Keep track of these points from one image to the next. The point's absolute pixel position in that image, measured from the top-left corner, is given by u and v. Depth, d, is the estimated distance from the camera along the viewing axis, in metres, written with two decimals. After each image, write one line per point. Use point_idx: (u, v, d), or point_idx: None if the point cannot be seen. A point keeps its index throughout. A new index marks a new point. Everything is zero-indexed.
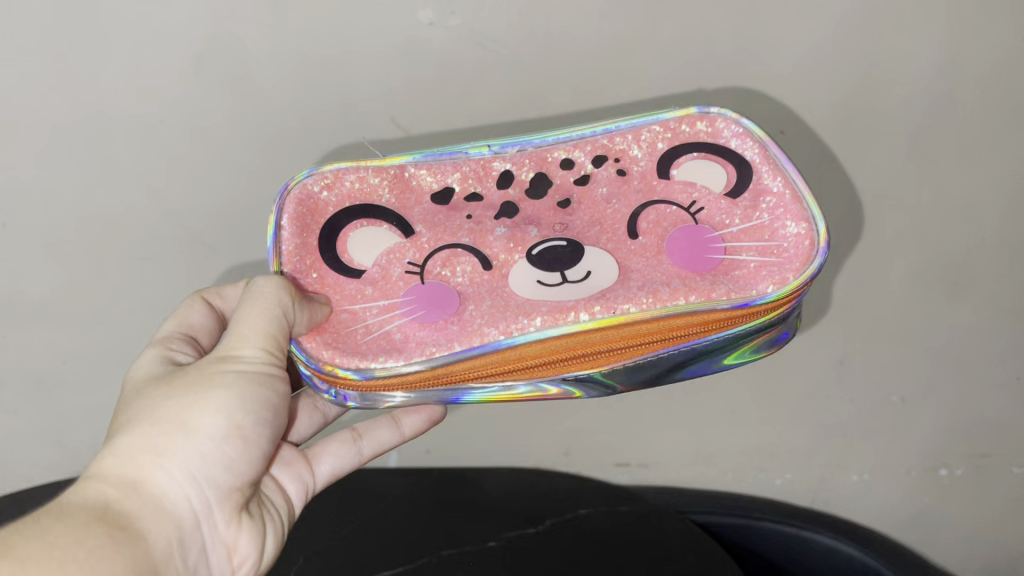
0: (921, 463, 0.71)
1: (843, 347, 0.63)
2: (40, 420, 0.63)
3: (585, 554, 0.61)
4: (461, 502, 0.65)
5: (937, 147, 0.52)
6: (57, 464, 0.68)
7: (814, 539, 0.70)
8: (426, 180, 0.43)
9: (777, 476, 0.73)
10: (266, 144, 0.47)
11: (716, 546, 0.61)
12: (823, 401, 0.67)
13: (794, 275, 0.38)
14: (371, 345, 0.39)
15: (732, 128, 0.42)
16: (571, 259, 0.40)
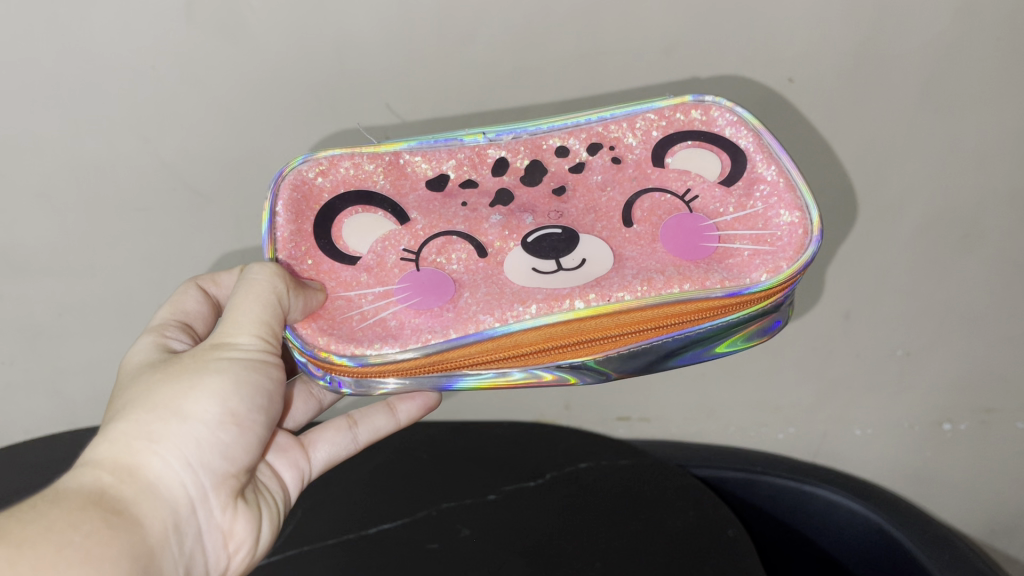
0: (924, 418, 0.72)
1: (846, 299, 0.63)
2: (37, 370, 0.64)
3: (586, 504, 0.59)
4: (461, 455, 0.65)
5: (951, 95, 0.50)
6: (56, 410, 0.68)
7: (815, 494, 0.66)
8: (421, 167, 0.43)
9: (780, 431, 0.74)
10: (260, 88, 0.45)
11: (715, 497, 0.59)
12: (827, 354, 0.67)
13: (787, 264, 0.38)
14: (366, 332, 0.39)
15: (726, 116, 0.42)
16: (565, 247, 0.40)
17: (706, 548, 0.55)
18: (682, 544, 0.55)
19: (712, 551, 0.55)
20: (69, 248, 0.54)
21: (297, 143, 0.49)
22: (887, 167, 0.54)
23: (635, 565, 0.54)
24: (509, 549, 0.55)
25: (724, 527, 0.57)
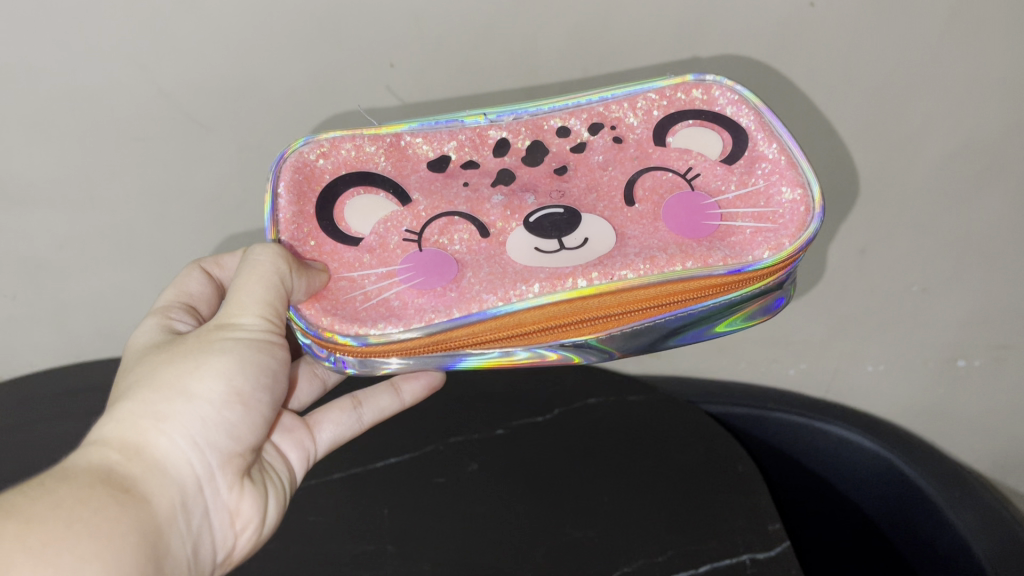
0: (939, 355, 0.71)
1: (863, 234, 0.61)
2: (40, 302, 0.64)
3: (595, 441, 0.59)
4: (466, 388, 0.64)
5: (980, 19, 0.47)
6: (62, 341, 0.69)
7: (825, 429, 0.68)
8: (422, 148, 0.43)
9: (791, 367, 0.73)
10: (253, 9, 0.43)
11: (723, 431, 0.60)
12: (841, 287, 0.65)
13: (789, 241, 0.38)
14: (370, 311, 0.39)
15: (726, 95, 0.41)
16: (568, 226, 0.40)
17: (716, 480, 0.56)
18: (689, 476, 0.56)
19: (722, 482, 0.56)
20: (69, 179, 0.53)
21: (294, 67, 0.47)
22: (909, 99, 0.51)
23: (642, 498, 0.54)
24: (518, 483, 0.56)
25: (734, 464, 0.57)
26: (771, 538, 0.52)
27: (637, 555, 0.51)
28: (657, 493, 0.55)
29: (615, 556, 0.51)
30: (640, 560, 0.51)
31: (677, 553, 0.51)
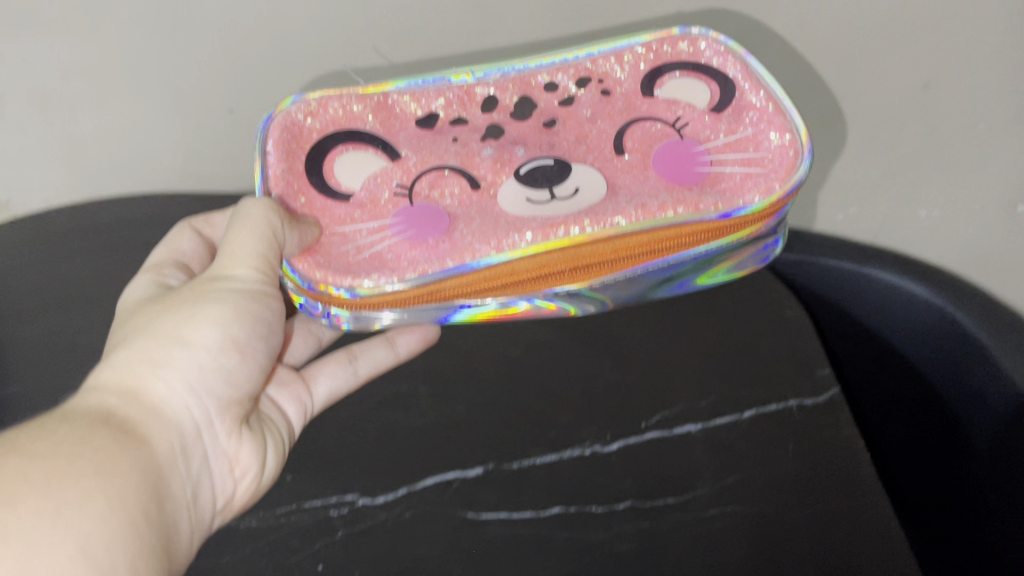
0: (997, 198, 0.60)
1: (931, 63, 0.53)
2: (49, 138, 0.56)
3: None
4: None
5: None
6: (72, 188, 0.61)
7: (875, 276, 0.57)
8: (410, 107, 0.44)
9: (839, 210, 0.63)
10: None
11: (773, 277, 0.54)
12: (899, 126, 0.57)
13: (780, 183, 0.39)
14: (363, 263, 0.39)
15: (713, 48, 0.43)
16: (559, 177, 0.40)
17: (764, 323, 0.50)
18: (736, 320, 0.51)
19: (777, 327, 0.50)
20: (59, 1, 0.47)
21: None
22: None
23: (686, 340, 0.50)
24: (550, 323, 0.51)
25: (783, 306, 0.51)
26: (820, 382, 0.46)
27: (678, 399, 0.46)
28: (701, 340, 0.49)
29: (654, 400, 0.46)
30: (680, 405, 0.45)
31: (720, 397, 0.46)
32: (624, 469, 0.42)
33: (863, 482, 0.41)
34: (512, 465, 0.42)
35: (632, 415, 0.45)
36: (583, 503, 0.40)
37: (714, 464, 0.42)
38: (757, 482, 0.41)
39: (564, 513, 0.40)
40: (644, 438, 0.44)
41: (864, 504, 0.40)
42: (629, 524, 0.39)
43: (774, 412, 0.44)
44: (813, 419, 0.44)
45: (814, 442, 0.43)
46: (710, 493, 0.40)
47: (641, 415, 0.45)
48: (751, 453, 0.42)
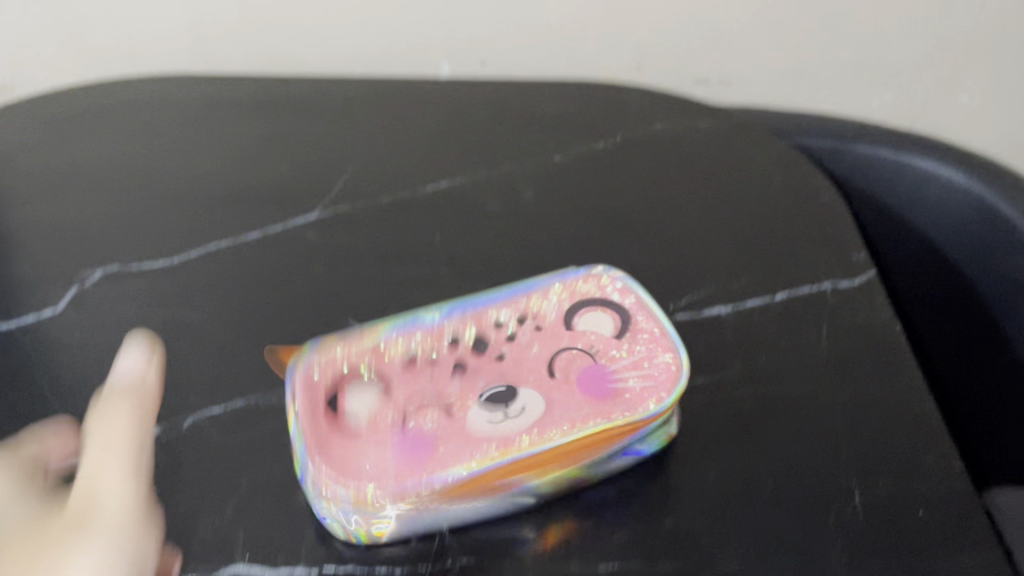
0: None
1: None
2: (141, 303, 0.73)
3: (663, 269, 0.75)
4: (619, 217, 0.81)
5: None
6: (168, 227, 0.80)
7: (909, 163, 0.91)
8: (394, 349, 0.59)
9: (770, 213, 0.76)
10: None
11: (811, 332, 0.68)
12: None
13: (667, 394, 0.55)
14: (372, 477, 0.52)
15: (611, 287, 0.62)
16: (511, 398, 0.55)
17: (779, 338, 0.68)
18: (767, 327, 0.69)
19: (822, 412, 0.62)
20: None
21: None
22: None
23: (745, 351, 0.66)
24: None
25: (808, 326, 0.69)
26: (818, 379, 0.64)
27: (711, 402, 0.63)
28: (722, 407, 0.62)
29: (698, 468, 0.59)
30: (721, 405, 0.62)
31: (733, 404, 0.63)
32: (669, 527, 0.56)
33: (832, 548, 0.54)
34: (653, 478, 0.58)
35: (654, 487, 0.58)
36: (655, 507, 0.57)
37: (747, 455, 0.59)
38: (760, 540, 0.55)
39: (582, 570, 0.54)
40: (733, 427, 0.61)
41: (827, 568, 0.53)
42: (648, 571, 0.53)
43: (794, 486, 0.57)
44: (830, 497, 0.57)
45: (820, 514, 0.56)
46: (723, 551, 0.54)
47: (707, 417, 0.62)
48: (752, 515, 0.56)
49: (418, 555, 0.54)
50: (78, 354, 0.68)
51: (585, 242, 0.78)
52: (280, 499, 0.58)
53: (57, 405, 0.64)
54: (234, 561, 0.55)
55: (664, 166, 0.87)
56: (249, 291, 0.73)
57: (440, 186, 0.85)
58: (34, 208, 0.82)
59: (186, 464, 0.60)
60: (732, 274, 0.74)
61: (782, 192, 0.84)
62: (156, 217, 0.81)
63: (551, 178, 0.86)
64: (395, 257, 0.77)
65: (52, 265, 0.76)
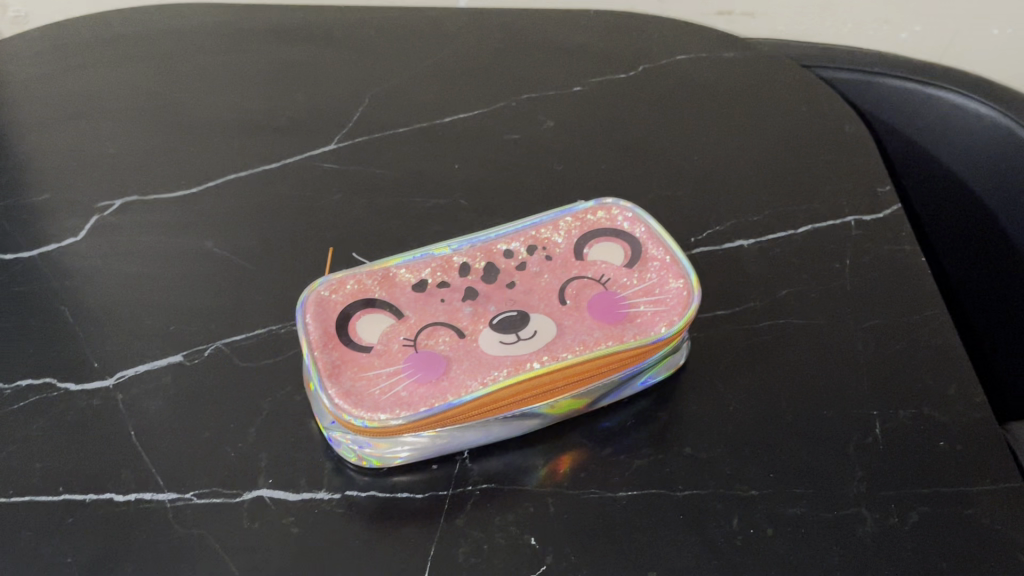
0: None
1: None
2: (158, 228, 0.73)
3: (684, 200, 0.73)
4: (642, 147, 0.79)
5: None
6: (184, 153, 0.80)
7: (938, 96, 0.88)
8: (405, 276, 0.58)
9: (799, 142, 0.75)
10: None
11: (834, 265, 0.67)
12: None
13: (678, 318, 0.55)
14: (386, 401, 0.51)
15: (623, 215, 0.61)
16: (522, 323, 0.55)
17: (800, 271, 0.66)
18: (792, 257, 0.68)
19: (845, 343, 0.61)
20: None
21: None
22: None
23: (767, 283, 0.65)
24: None
25: (833, 261, 0.67)
26: (836, 315, 0.63)
27: (726, 333, 0.62)
28: (740, 336, 0.62)
29: (716, 397, 0.58)
30: (738, 336, 0.62)
31: (749, 336, 0.62)
32: (687, 454, 0.55)
33: (852, 476, 0.54)
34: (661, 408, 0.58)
35: (671, 416, 0.57)
36: (663, 436, 0.56)
37: (763, 386, 0.59)
38: (780, 468, 0.54)
39: (598, 494, 0.53)
40: (750, 357, 0.60)
41: (847, 495, 0.53)
42: (665, 497, 0.53)
43: (815, 416, 0.57)
44: (851, 427, 0.56)
45: (841, 443, 0.55)
46: (742, 478, 0.54)
47: (720, 348, 0.61)
48: (771, 444, 0.55)
49: (437, 482, 0.54)
50: (98, 280, 0.68)
51: (607, 172, 0.77)
52: (300, 422, 0.58)
53: (77, 328, 0.64)
54: (258, 486, 0.54)
55: (688, 97, 0.85)
56: (268, 221, 0.73)
57: (458, 116, 0.83)
58: (55, 135, 0.82)
59: (206, 387, 0.60)
60: (757, 207, 0.73)
61: (808, 124, 0.82)
62: (175, 147, 0.81)
63: (572, 108, 0.84)
64: (413, 187, 0.76)
65: (74, 195, 0.76)
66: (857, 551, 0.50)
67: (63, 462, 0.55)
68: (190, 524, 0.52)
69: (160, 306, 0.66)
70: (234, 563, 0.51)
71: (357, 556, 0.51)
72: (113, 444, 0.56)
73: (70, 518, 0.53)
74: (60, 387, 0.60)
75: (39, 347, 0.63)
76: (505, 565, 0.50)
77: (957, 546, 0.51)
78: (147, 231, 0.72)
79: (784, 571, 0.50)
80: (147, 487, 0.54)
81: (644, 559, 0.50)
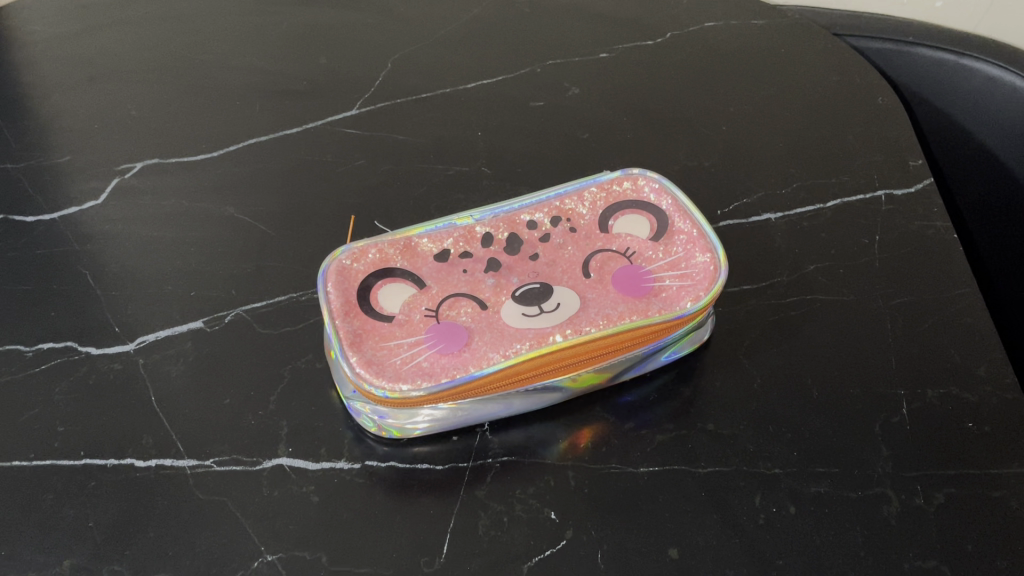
0: None
1: None
2: (175, 195, 0.72)
3: (712, 173, 0.72)
4: (667, 118, 0.78)
5: None
6: (202, 117, 0.79)
7: (973, 67, 0.85)
8: (427, 246, 0.58)
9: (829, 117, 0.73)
10: None
11: (863, 240, 0.66)
12: None
13: (704, 293, 0.54)
14: (408, 371, 0.51)
15: (650, 186, 0.60)
16: (545, 296, 0.54)
17: (827, 247, 0.65)
18: (819, 231, 0.66)
19: (873, 321, 0.60)
20: None
21: None
22: None
23: (795, 258, 0.64)
24: None
25: (861, 237, 0.66)
26: (863, 292, 0.62)
27: (753, 309, 0.61)
28: (766, 311, 0.61)
29: (740, 373, 0.57)
30: (766, 312, 0.61)
31: (776, 313, 0.61)
32: (710, 431, 0.54)
33: (878, 456, 0.53)
34: (687, 384, 0.57)
35: (694, 391, 0.57)
36: (688, 415, 0.55)
37: (790, 364, 0.58)
38: (804, 447, 0.53)
39: (620, 469, 0.53)
40: (777, 334, 0.59)
41: (872, 475, 0.52)
42: (687, 473, 0.52)
43: (840, 393, 0.56)
44: (878, 407, 0.55)
45: (867, 423, 0.55)
46: (766, 456, 0.53)
47: (747, 323, 0.60)
48: (796, 422, 0.55)
49: (457, 454, 0.54)
50: (119, 244, 0.68)
51: (633, 141, 0.76)
52: (321, 391, 0.57)
53: (99, 292, 0.64)
54: (278, 455, 0.54)
55: (716, 65, 0.83)
56: (290, 187, 0.73)
57: (482, 82, 0.82)
58: (76, 96, 0.81)
59: (226, 353, 0.60)
60: (786, 180, 0.71)
61: (839, 94, 0.80)
62: (196, 110, 0.80)
63: (598, 75, 0.82)
64: (437, 154, 0.75)
65: (94, 157, 0.76)
66: (882, 531, 0.50)
67: (85, 426, 0.56)
68: (210, 491, 0.52)
69: (181, 272, 0.66)
70: (255, 531, 0.51)
71: (377, 527, 0.51)
72: (134, 409, 0.56)
73: (92, 483, 0.53)
74: (82, 351, 0.60)
75: (61, 311, 0.63)
76: (525, 538, 0.50)
77: (982, 529, 0.50)
78: (165, 199, 0.72)
79: (807, 550, 0.49)
80: (168, 453, 0.54)
81: (665, 535, 0.50)
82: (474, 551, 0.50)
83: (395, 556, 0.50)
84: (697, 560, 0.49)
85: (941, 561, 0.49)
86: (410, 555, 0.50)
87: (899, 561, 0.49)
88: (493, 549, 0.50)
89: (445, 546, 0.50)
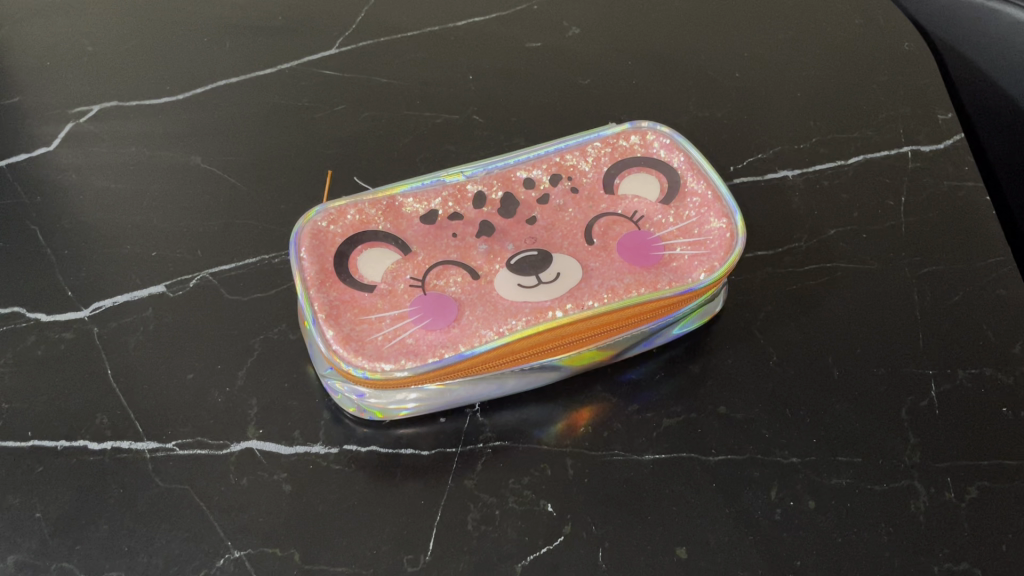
0: None
1: None
2: (134, 141, 0.66)
3: (724, 125, 0.66)
4: (675, 63, 0.71)
5: None
6: (166, 54, 0.72)
7: (1001, 12, 0.75)
8: (413, 206, 0.52)
9: None
10: None
11: (888, 202, 0.60)
12: None
13: (719, 263, 0.48)
14: (391, 350, 0.45)
15: (660, 141, 0.54)
16: (543, 264, 0.49)
17: (849, 209, 0.60)
18: (841, 191, 0.61)
19: (899, 293, 0.55)
20: None
21: None
22: None
23: (816, 221, 0.59)
24: None
25: (886, 199, 0.60)
26: (888, 261, 0.57)
27: (770, 277, 0.56)
28: (783, 282, 0.55)
29: (755, 350, 0.52)
30: (784, 280, 0.56)
31: (795, 283, 0.55)
32: (721, 415, 0.50)
33: (905, 444, 0.48)
34: (698, 360, 0.52)
35: (705, 369, 0.52)
36: (700, 398, 0.50)
37: (810, 340, 0.53)
38: (825, 434, 0.49)
39: (623, 457, 0.48)
40: (797, 307, 0.54)
41: (899, 466, 0.48)
42: (698, 462, 0.48)
43: (865, 374, 0.51)
44: (905, 389, 0.51)
45: (893, 407, 0.50)
46: (783, 443, 0.48)
47: (765, 293, 0.55)
48: (816, 404, 0.50)
49: (444, 438, 0.49)
50: (72, 197, 0.62)
51: (638, 88, 0.70)
52: (295, 365, 0.52)
53: (50, 251, 0.58)
54: (247, 437, 0.49)
55: (729, 3, 0.76)
56: (262, 136, 0.66)
57: (473, 19, 0.75)
58: (26, 30, 0.74)
59: (190, 322, 0.54)
60: (804, 133, 0.65)
61: (863, 39, 0.73)
62: (160, 47, 0.73)
63: (600, 13, 0.76)
64: (423, 100, 0.69)
65: (44, 99, 0.69)
66: (910, 529, 0.46)
67: (32, 404, 0.50)
68: (172, 479, 0.47)
69: (141, 230, 0.60)
70: (221, 524, 0.46)
71: (355, 519, 0.46)
72: (86, 384, 0.51)
73: (40, 468, 0.48)
74: (30, 318, 0.54)
75: (7, 272, 0.57)
76: (519, 534, 0.46)
77: (1018, 527, 0.46)
78: (124, 144, 0.66)
79: (828, 550, 0.45)
80: (124, 434, 0.49)
81: (674, 532, 0.45)
82: (464, 549, 0.45)
83: (376, 553, 0.45)
84: (708, 560, 0.45)
85: (973, 564, 0.45)
86: (393, 552, 0.45)
87: (927, 562, 0.45)
88: (484, 546, 0.45)
89: (431, 542, 0.45)
